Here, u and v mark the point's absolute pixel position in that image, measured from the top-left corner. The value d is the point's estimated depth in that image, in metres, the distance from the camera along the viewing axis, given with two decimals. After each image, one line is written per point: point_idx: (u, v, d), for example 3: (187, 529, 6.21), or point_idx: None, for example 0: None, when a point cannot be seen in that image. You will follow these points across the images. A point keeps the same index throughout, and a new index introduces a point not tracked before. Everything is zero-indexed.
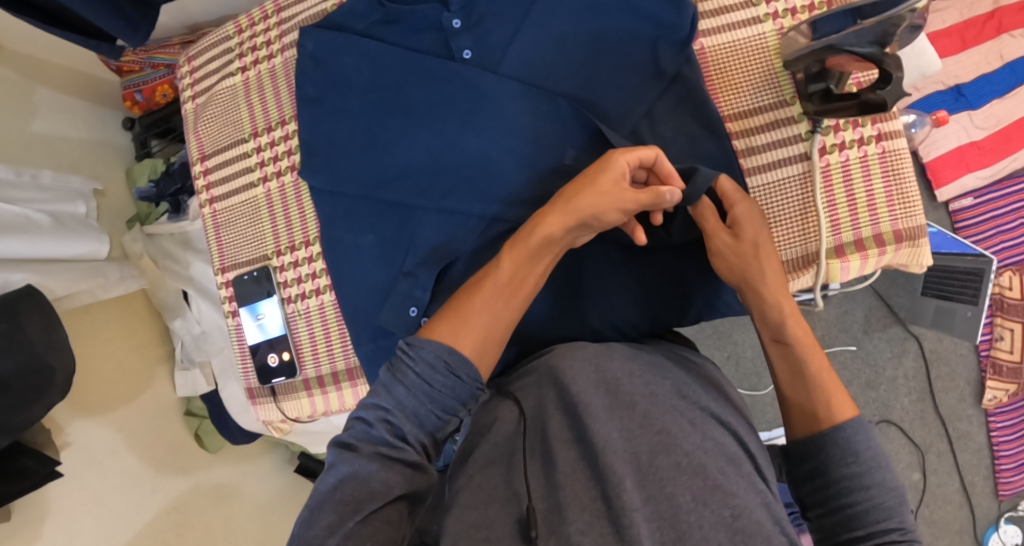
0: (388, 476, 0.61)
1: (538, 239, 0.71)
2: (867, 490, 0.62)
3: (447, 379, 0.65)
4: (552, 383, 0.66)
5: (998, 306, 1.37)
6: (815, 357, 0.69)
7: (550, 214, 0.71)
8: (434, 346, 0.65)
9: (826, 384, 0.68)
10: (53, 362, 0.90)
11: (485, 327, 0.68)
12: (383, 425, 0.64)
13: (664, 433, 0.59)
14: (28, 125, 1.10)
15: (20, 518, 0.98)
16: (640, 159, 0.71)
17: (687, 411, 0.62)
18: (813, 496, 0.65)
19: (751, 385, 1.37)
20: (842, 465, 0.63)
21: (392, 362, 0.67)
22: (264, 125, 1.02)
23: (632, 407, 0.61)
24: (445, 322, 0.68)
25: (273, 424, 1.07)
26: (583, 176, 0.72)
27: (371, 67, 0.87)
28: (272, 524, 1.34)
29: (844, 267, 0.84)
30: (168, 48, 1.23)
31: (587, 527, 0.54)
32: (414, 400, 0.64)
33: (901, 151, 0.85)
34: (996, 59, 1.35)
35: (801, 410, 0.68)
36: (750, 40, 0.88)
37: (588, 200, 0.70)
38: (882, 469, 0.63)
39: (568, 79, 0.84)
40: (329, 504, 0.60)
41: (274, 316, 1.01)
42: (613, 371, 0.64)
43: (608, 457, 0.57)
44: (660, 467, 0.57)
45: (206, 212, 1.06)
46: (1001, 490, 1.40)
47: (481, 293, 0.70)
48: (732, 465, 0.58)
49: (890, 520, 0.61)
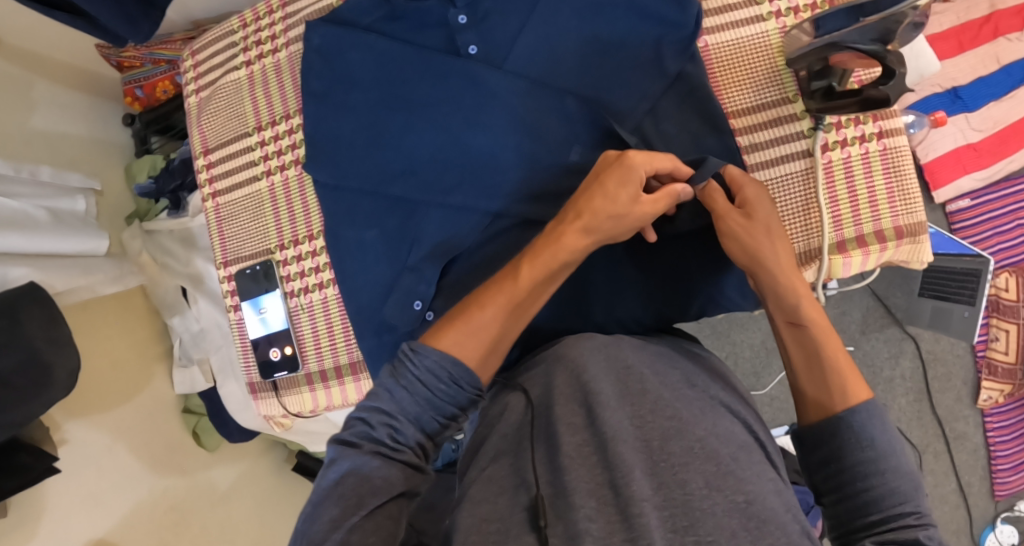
0: (389, 472, 0.61)
1: (558, 259, 0.71)
2: (883, 475, 0.62)
3: (449, 387, 0.65)
4: (560, 371, 0.67)
5: (994, 307, 1.38)
6: (831, 341, 0.69)
7: (569, 234, 0.71)
8: (440, 357, 0.65)
9: (842, 366, 0.68)
10: (50, 359, 0.89)
11: (493, 339, 0.68)
12: (384, 427, 0.64)
13: (676, 418, 0.59)
14: (29, 121, 1.10)
15: (18, 514, 0.98)
16: (657, 166, 0.72)
17: (697, 401, 0.62)
18: (827, 483, 0.65)
19: (750, 384, 1.38)
20: (857, 450, 0.63)
21: (394, 364, 0.67)
22: (268, 119, 1.02)
23: (643, 394, 0.61)
24: (452, 331, 0.68)
25: (274, 419, 1.07)
26: (601, 183, 0.71)
27: (377, 62, 0.88)
28: (269, 521, 1.35)
29: (846, 262, 0.84)
30: (169, 44, 1.24)
31: (594, 514, 0.54)
32: (416, 405, 0.64)
33: (901, 148, 0.86)
34: (992, 62, 1.36)
35: (815, 398, 0.68)
36: (753, 38, 0.89)
37: (610, 221, 0.70)
38: (896, 454, 0.63)
39: (573, 75, 0.85)
40: (331, 499, 0.60)
41: (277, 310, 1.01)
42: (626, 358, 0.65)
43: (616, 446, 0.57)
44: (674, 451, 0.57)
45: (209, 205, 1.06)
46: (997, 490, 1.40)
47: (494, 304, 0.69)
48: (743, 452, 0.59)
49: (906, 505, 0.61)
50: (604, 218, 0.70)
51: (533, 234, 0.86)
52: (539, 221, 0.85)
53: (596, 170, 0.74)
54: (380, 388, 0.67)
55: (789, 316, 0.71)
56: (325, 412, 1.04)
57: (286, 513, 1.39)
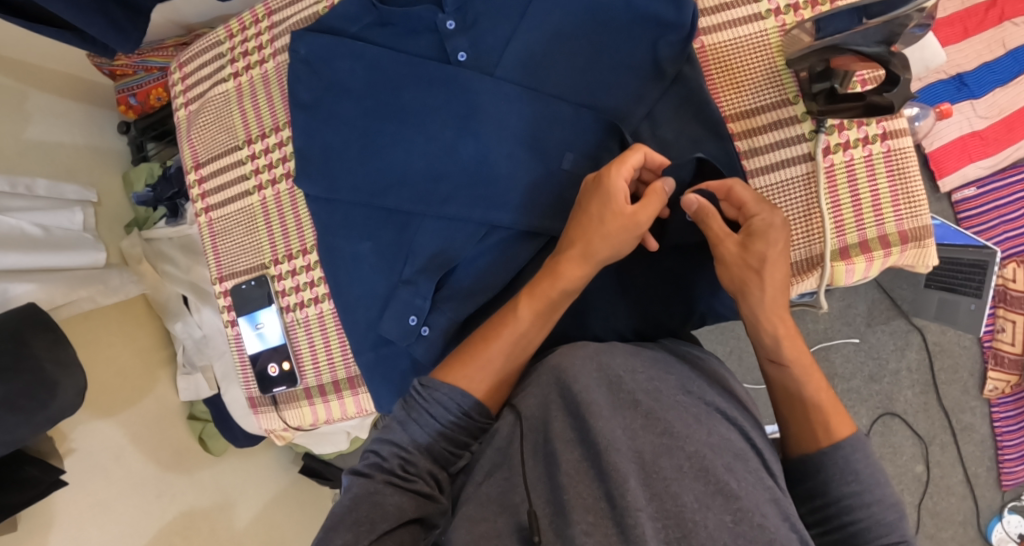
0: (401, 499, 0.62)
1: (557, 289, 0.72)
2: (868, 507, 0.64)
3: (457, 418, 0.67)
4: (552, 384, 0.65)
5: (1001, 297, 1.36)
6: (815, 378, 0.69)
7: (565, 262, 0.73)
8: (448, 389, 0.68)
9: (823, 403, 0.68)
10: (59, 380, 0.89)
11: (498, 373, 0.70)
12: (394, 457, 0.66)
13: (667, 435, 0.58)
14: (24, 132, 1.09)
15: (28, 528, 0.98)
16: (633, 167, 0.72)
17: (692, 407, 0.62)
18: (812, 516, 0.66)
19: (753, 379, 1.35)
20: (843, 483, 0.64)
21: (405, 398, 0.70)
22: (257, 131, 1.01)
23: (636, 405, 0.60)
24: (461, 365, 0.70)
25: (275, 432, 1.06)
26: (586, 208, 0.74)
27: (366, 73, 0.86)
28: (277, 526, 1.34)
29: (849, 269, 0.83)
30: (161, 50, 1.22)
31: (590, 528, 0.53)
32: (423, 434, 0.67)
33: (906, 149, 0.84)
34: (998, 47, 1.34)
35: (799, 433, 0.68)
36: (752, 37, 0.87)
37: (600, 245, 0.72)
38: (881, 486, 0.64)
39: (566, 80, 0.83)
40: (344, 525, 0.60)
41: (273, 325, 1.00)
42: (616, 369, 0.63)
43: (611, 456, 0.56)
44: (664, 467, 0.56)
45: (202, 220, 1.05)
46: (1004, 480, 1.38)
47: (498, 339, 0.72)
48: (739, 461, 0.58)
49: (891, 535, 0.63)
50: (596, 241, 0.72)
51: (530, 247, 0.85)
52: (537, 232, 0.84)
53: (581, 197, 0.76)
54: (392, 422, 0.69)
55: (770, 355, 0.70)
56: (325, 424, 1.04)
57: (295, 519, 1.38)
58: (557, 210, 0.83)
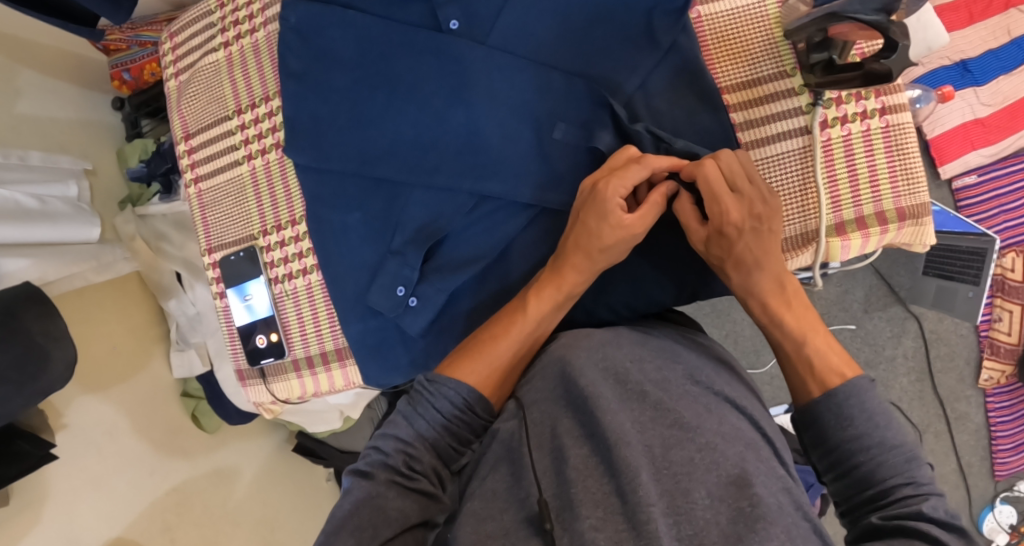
0: (404, 504, 0.61)
1: (565, 291, 0.74)
2: (868, 451, 0.62)
3: (462, 415, 0.66)
4: (558, 376, 0.64)
5: (999, 287, 1.35)
6: (817, 335, 0.69)
7: (568, 269, 0.74)
8: (455, 383, 0.67)
9: (825, 350, 0.68)
10: (50, 351, 0.88)
11: (503, 369, 0.70)
12: (399, 454, 0.64)
13: (678, 427, 0.57)
14: (16, 107, 1.08)
15: (19, 503, 0.98)
16: (630, 182, 0.71)
17: (702, 397, 0.61)
18: (823, 462, 0.65)
19: (749, 362, 1.34)
20: (839, 429, 0.63)
21: (411, 392, 0.69)
22: (247, 101, 0.99)
23: (644, 397, 0.60)
24: (469, 360, 0.70)
25: (263, 406, 1.05)
26: (583, 220, 0.73)
27: (356, 40, 0.84)
28: (272, 506, 1.33)
29: (845, 245, 0.82)
30: (155, 25, 1.18)
31: (600, 524, 0.53)
32: (428, 430, 0.66)
33: (906, 125, 0.82)
34: (1003, 34, 1.32)
35: (801, 376, 0.68)
36: (750, 8, 0.86)
37: (603, 257, 0.74)
38: (882, 429, 0.62)
39: (560, 49, 0.81)
40: (346, 530, 0.59)
41: (262, 297, 1.00)
42: (621, 360, 0.63)
43: (622, 450, 0.55)
44: (675, 461, 0.55)
45: (191, 192, 1.04)
46: (997, 470, 1.39)
47: (506, 336, 0.71)
48: (750, 450, 0.57)
49: (898, 476, 0.61)
50: (595, 253, 0.73)
51: (521, 219, 0.85)
52: (528, 204, 0.84)
53: (576, 206, 0.75)
54: (397, 417, 0.68)
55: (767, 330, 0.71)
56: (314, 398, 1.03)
57: (290, 496, 1.37)
58: (549, 183, 0.82)
